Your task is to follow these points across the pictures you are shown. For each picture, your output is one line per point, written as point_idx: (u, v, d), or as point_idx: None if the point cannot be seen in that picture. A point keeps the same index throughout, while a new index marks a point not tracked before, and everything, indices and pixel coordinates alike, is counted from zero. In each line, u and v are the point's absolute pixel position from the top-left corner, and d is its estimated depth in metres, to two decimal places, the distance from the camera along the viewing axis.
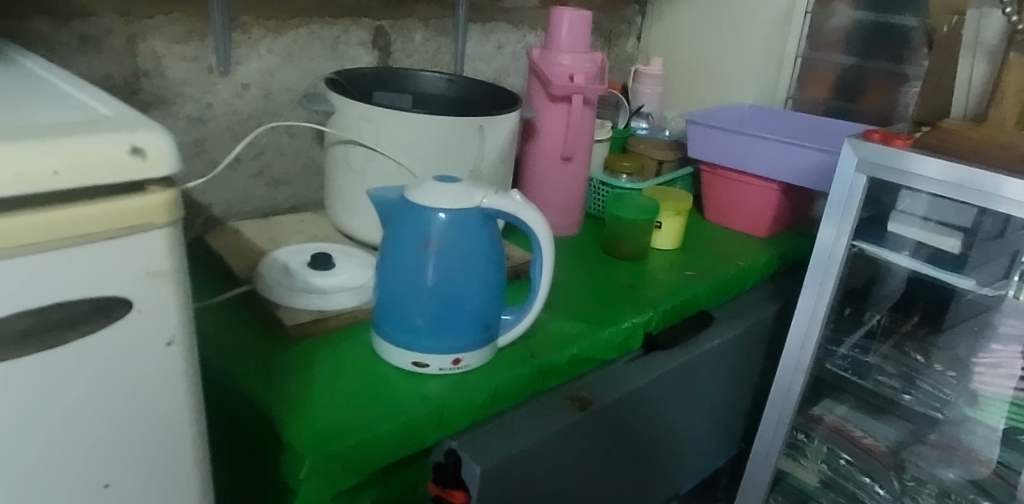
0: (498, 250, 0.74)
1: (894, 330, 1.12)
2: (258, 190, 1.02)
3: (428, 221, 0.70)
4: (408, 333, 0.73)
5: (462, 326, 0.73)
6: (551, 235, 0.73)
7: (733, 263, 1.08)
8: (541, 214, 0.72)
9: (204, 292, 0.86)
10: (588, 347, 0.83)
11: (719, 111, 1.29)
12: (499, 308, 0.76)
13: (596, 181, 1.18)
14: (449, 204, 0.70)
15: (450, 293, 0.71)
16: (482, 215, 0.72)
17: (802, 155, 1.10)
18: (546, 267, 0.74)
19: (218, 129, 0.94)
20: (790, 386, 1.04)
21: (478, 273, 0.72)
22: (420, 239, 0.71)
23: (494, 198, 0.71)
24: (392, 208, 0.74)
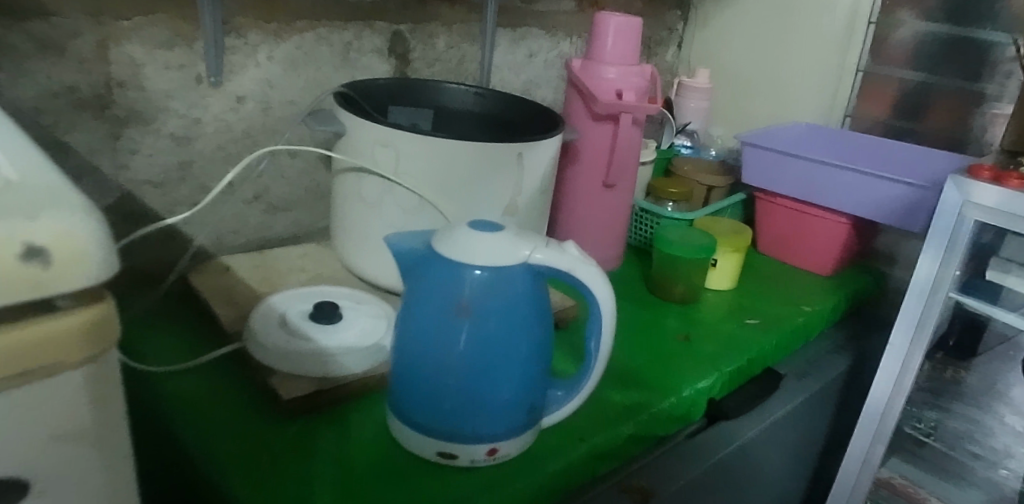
0: (545, 313, 0.60)
1: (953, 380, 1.08)
2: (254, 218, 0.88)
3: (461, 280, 0.57)
4: (432, 416, 0.59)
5: (500, 408, 0.59)
6: (611, 297, 0.59)
7: (800, 309, 0.93)
8: (600, 270, 0.58)
9: (186, 345, 0.72)
10: (645, 424, 0.69)
11: (774, 129, 1.15)
12: (543, 383, 0.62)
13: (638, 209, 1.04)
14: (487, 259, 0.56)
15: (485, 368, 0.58)
16: (528, 271, 0.58)
17: (880, 186, 0.95)
18: (604, 334, 0.60)
19: (207, 149, 0.80)
20: (866, 456, 0.92)
21: (521, 344, 0.58)
22: (449, 301, 0.57)
23: (542, 251, 0.57)
24: (415, 259, 0.60)
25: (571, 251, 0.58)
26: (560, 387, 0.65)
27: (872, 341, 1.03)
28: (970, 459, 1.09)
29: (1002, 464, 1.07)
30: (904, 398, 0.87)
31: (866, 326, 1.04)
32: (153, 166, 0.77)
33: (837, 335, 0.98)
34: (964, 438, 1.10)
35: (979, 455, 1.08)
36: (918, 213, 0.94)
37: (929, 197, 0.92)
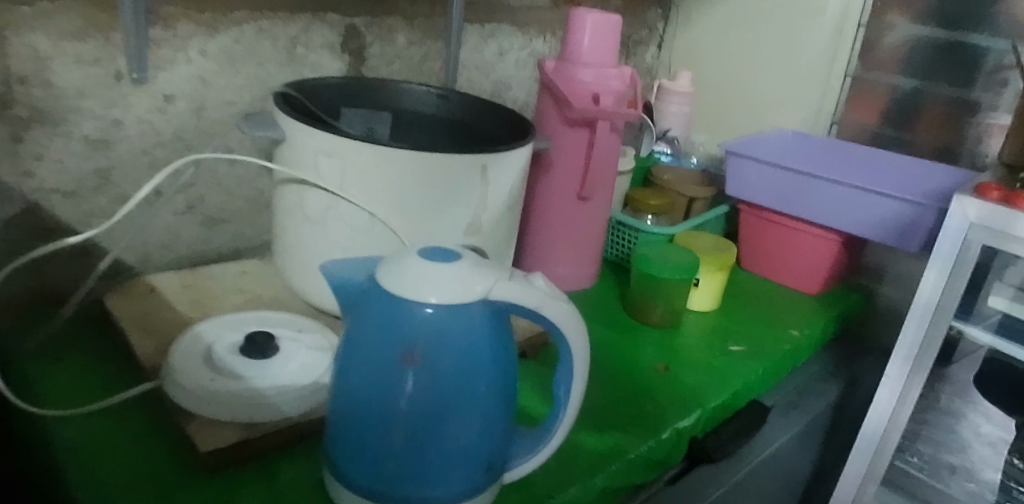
0: (507, 355, 0.52)
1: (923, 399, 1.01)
2: (188, 231, 0.79)
3: (408, 319, 0.49)
4: (374, 475, 0.51)
5: (452, 466, 0.51)
6: (584, 337, 0.51)
7: (788, 333, 0.86)
8: (573, 308, 0.50)
9: (96, 380, 0.63)
10: (620, 472, 0.61)
11: (760, 137, 1.07)
12: (505, 435, 0.54)
13: (614, 222, 0.96)
14: (440, 294, 0.48)
15: (434, 422, 0.50)
16: (487, 309, 0.50)
17: (875, 202, 0.88)
18: (575, 381, 0.52)
19: (129, 154, 0.71)
20: (856, 494, 0.85)
21: (480, 393, 0.51)
22: (393, 345, 0.49)
23: (504, 286, 0.49)
24: (358, 294, 0.51)
25: (538, 286, 0.50)
26: (526, 435, 0.57)
27: (861, 366, 0.96)
28: (948, 474, 1.05)
29: (981, 474, 1.03)
30: (898, 432, 0.81)
31: (855, 350, 0.97)
32: (64, 173, 0.68)
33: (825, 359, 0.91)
34: (943, 455, 1.05)
35: (957, 468, 1.05)
36: (915, 232, 0.87)
37: (928, 215, 0.85)
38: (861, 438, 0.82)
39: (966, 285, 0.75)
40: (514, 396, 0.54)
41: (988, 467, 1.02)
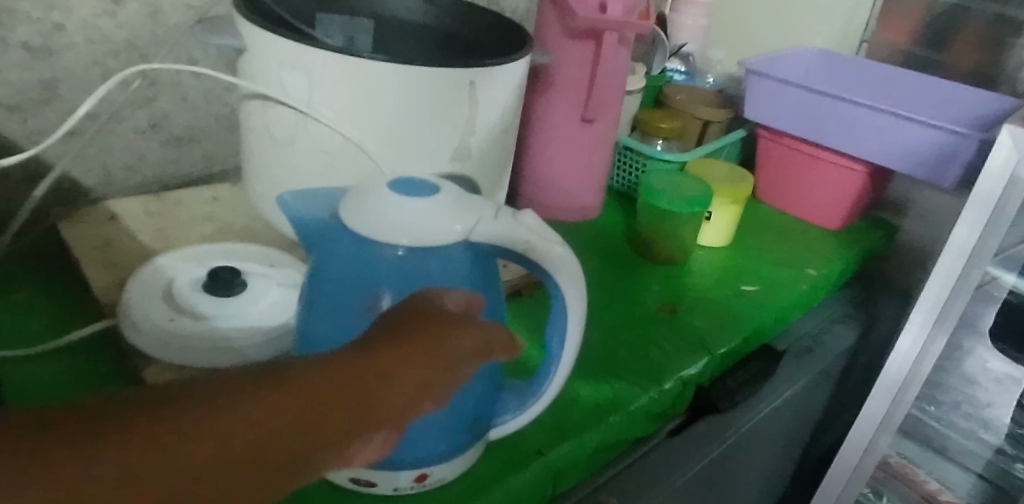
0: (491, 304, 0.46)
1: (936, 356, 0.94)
2: (151, 151, 0.72)
3: (377, 263, 0.43)
4: None
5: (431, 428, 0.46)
6: (582, 285, 0.44)
7: (804, 272, 0.80)
8: (567, 250, 0.43)
9: (48, 316, 0.57)
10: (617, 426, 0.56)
11: (784, 55, 0.98)
12: (491, 391, 0.48)
13: (621, 147, 0.88)
14: (412, 236, 0.42)
15: None
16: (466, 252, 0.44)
17: (908, 130, 0.80)
18: (570, 333, 0.45)
19: (76, 64, 0.63)
20: (868, 445, 0.80)
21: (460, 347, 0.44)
22: (362, 291, 0.43)
23: (487, 226, 0.43)
24: (324, 233, 0.45)
25: (526, 226, 0.43)
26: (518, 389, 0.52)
27: (881, 307, 0.90)
28: (952, 410, 0.99)
29: (985, 411, 0.98)
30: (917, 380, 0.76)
31: (875, 289, 0.91)
32: (2, 85, 0.60)
33: (842, 300, 0.85)
34: (948, 391, 0.98)
35: (961, 404, 0.98)
36: (950, 165, 0.79)
37: (966, 145, 0.77)
38: (879, 385, 0.77)
39: (1008, 225, 0.68)
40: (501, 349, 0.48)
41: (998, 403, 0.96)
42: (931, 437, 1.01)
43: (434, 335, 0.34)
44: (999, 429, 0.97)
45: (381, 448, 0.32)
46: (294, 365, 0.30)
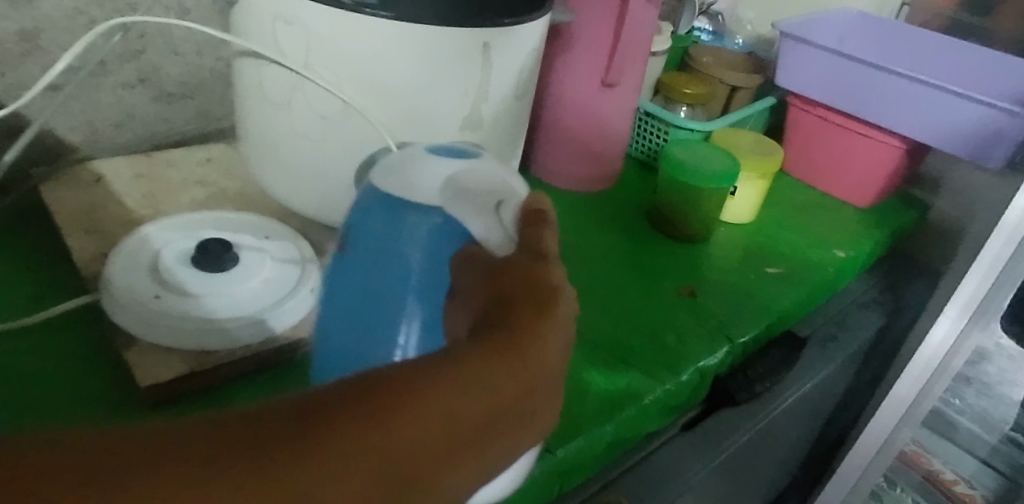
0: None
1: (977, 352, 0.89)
2: (141, 107, 0.67)
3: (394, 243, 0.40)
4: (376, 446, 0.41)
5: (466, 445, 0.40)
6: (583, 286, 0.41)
7: (832, 253, 0.75)
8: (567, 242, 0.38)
9: (29, 288, 0.54)
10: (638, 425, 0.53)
11: (819, 18, 0.91)
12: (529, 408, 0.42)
13: (643, 112, 0.83)
14: (393, 190, 0.40)
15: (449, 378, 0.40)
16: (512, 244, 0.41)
17: (953, 105, 0.75)
18: None
19: (57, 11, 0.59)
20: (888, 436, 0.78)
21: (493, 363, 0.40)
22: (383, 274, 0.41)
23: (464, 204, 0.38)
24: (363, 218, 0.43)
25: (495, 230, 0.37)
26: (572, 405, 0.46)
27: (908, 289, 0.86)
28: (964, 387, 0.94)
29: (998, 389, 0.92)
30: (944, 371, 0.73)
31: (903, 270, 0.87)
32: None
33: (870, 284, 0.81)
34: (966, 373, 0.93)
35: (972, 380, 0.93)
36: (998, 143, 0.74)
37: (1016, 125, 0.72)
38: (904, 374, 0.74)
39: None
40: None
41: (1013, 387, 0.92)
42: (944, 418, 0.98)
43: (550, 287, 0.34)
44: (1008, 406, 0.93)
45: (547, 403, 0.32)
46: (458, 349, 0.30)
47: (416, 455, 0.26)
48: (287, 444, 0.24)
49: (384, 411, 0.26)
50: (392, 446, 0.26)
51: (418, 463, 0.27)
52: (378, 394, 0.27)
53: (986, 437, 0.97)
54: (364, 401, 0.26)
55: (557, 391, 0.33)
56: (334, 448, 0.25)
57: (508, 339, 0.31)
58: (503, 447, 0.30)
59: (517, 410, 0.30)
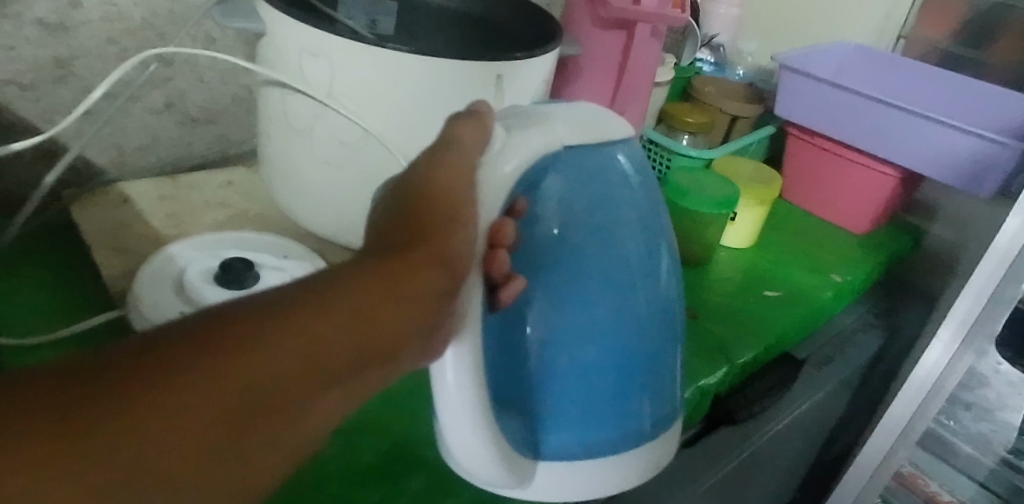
0: (575, 297, 0.44)
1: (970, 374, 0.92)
2: (167, 132, 0.70)
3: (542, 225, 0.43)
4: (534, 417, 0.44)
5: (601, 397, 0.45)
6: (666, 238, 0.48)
7: (829, 278, 0.78)
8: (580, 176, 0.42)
9: (58, 303, 0.56)
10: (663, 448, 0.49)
11: (817, 50, 0.94)
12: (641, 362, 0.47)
13: (646, 141, 0.85)
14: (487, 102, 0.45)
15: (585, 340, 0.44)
16: (561, 196, 0.43)
17: (945, 136, 0.78)
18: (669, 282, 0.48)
19: (93, 41, 0.62)
20: (885, 456, 0.79)
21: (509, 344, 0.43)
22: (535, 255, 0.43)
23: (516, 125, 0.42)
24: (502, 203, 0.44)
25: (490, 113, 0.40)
26: (623, 423, 0.46)
27: (904, 313, 0.88)
28: (962, 411, 0.96)
29: (996, 414, 0.95)
30: (939, 393, 0.75)
31: (898, 294, 0.89)
32: (18, 61, 0.59)
33: (864, 307, 0.83)
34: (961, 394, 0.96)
35: (972, 406, 0.95)
36: (989, 174, 0.77)
37: (1008, 155, 0.75)
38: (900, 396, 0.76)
39: None
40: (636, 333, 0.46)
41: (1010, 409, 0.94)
42: (941, 440, 0.99)
43: (435, 221, 0.33)
44: (1007, 430, 0.96)
45: (431, 332, 0.32)
46: (329, 273, 0.29)
47: (278, 377, 0.25)
48: (140, 378, 0.22)
49: (249, 340, 0.24)
50: (260, 376, 0.24)
51: (290, 391, 0.25)
52: (243, 322, 0.25)
53: (984, 460, 0.99)
54: (229, 329, 0.24)
55: (428, 323, 0.31)
56: (195, 377, 0.23)
57: (388, 267, 0.30)
58: (387, 371, 0.29)
59: (398, 337, 0.29)
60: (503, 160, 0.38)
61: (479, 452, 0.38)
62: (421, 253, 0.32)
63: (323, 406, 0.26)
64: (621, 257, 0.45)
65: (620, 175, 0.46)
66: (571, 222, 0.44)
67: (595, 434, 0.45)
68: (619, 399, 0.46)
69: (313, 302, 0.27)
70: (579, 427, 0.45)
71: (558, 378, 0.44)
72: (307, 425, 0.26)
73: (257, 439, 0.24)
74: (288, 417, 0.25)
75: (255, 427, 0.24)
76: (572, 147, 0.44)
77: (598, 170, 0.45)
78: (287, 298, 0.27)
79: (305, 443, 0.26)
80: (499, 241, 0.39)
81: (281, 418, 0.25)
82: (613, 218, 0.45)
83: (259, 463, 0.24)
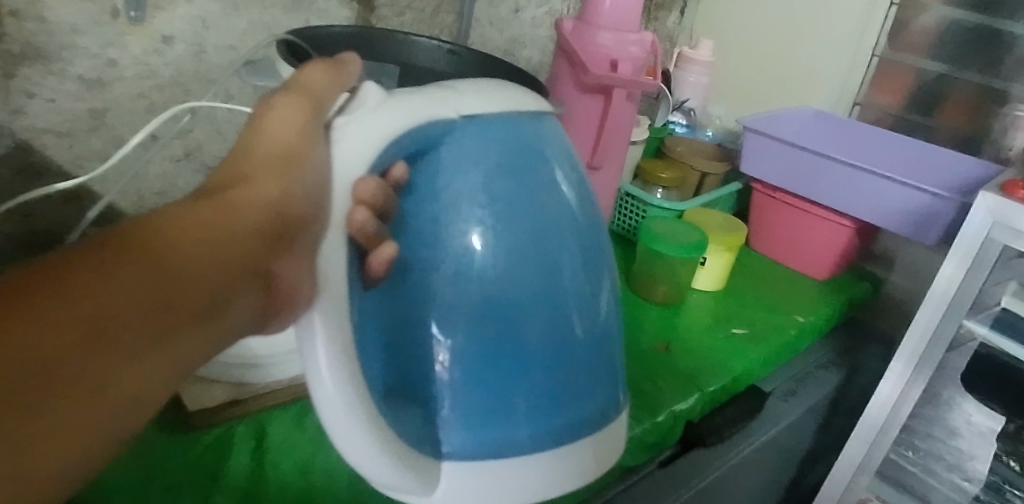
0: (470, 274, 0.46)
1: (926, 405, 0.97)
2: (184, 178, 0.76)
3: (450, 226, 0.46)
4: (463, 422, 0.46)
5: (520, 393, 0.47)
6: (580, 229, 0.50)
7: (791, 318, 0.84)
8: (463, 150, 0.46)
9: None
10: (598, 453, 0.50)
11: (778, 114, 1.04)
12: (562, 358, 0.49)
13: (623, 193, 0.93)
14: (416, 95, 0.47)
15: (500, 331, 0.47)
16: (458, 167, 0.46)
17: (892, 189, 0.86)
18: (585, 278, 0.50)
19: (125, 95, 0.69)
20: (848, 485, 0.86)
21: (398, 323, 0.45)
22: (445, 252, 0.46)
23: (407, 96, 0.43)
24: (425, 216, 0.47)
25: (355, 86, 0.43)
26: (527, 414, 0.47)
27: (863, 354, 0.95)
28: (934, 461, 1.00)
29: (967, 464, 0.99)
30: (899, 424, 0.83)
31: (857, 337, 0.96)
32: (56, 112, 0.65)
33: (825, 348, 0.90)
34: (929, 442, 1.00)
35: (944, 457, 1.00)
36: (933, 224, 0.85)
37: (947, 206, 0.83)
38: (863, 416, 0.85)
39: (986, 274, 0.75)
40: (550, 330, 0.48)
41: (978, 456, 0.98)
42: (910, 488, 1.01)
43: (250, 193, 0.39)
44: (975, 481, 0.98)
45: (252, 287, 0.37)
46: (117, 231, 0.32)
47: (93, 316, 0.28)
48: None
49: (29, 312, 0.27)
50: (71, 331, 0.27)
51: (94, 337, 0.28)
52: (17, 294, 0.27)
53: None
54: (25, 287, 0.27)
55: (247, 270, 0.36)
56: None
57: (176, 227, 0.33)
58: (209, 317, 0.34)
59: (198, 289, 0.33)
60: (375, 119, 0.40)
61: (361, 441, 0.38)
62: (208, 211, 0.35)
63: (147, 345, 0.30)
64: (526, 240, 0.47)
65: (535, 167, 0.49)
66: (469, 195, 0.46)
67: (516, 431, 0.47)
68: (519, 385, 0.47)
69: (111, 254, 0.30)
70: (491, 424, 0.46)
71: (467, 367, 0.46)
72: (133, 369, 0.30)
73: (85, 372, 0.27)
74: (99, 373, 0.28)
75: (84, 362, 0.27)
76: (471, 119, 0.47)
77: (506, 145, 0.48)
78: (60, 264, 0.29)
79: (127, 391, 0.29)
80: (362, 200, 0.40)
81: (106, 350, 0.28)
82: (531, 212, 0.48)
83: (86, 403, 0.28)
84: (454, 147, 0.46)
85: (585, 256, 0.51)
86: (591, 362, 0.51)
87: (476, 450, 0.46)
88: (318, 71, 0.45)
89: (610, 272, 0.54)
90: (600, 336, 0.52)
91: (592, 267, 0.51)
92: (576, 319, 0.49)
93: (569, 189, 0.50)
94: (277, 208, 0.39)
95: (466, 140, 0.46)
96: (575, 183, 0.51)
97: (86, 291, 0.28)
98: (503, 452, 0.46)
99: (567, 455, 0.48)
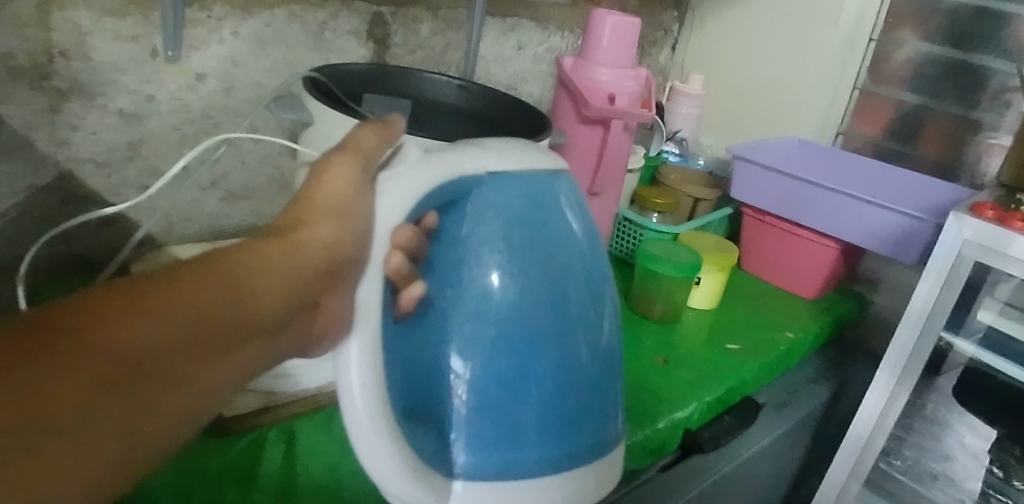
0: (488, 312, 0.51)
1: (913, 418, 1.02)
2: (210, 206, 0.81)
3: (473, 269, 0.51)
4: (478, 447, 0.51)
5: (529, 423, 0.52)
6: (588, 273, 0.55)
7: (781, 334, 0.89)
8: (486, 200, 0.51)
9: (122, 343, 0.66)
10: (598, 479, 0.55)
11: (764, 143, 1.10)
12: (569, 391, 0.53)
13: (621, 218, 0.99)
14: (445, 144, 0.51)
15: (515, 365, 0.51)
16: (481, 215, 0.51)
17: (874, 213, 0.91)
18: (592, 318, 0.55)
19: (160, 127, 0.74)
20: (841, 492, 0.90)
21: (422, 352, 0.50)
22: (467, 292, 0.50)
23: (439, 153, 0.47)
24: (449, 259, 0.51)
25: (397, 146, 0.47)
26: (536, 440, 0.52)
27: (851, 369, 1.00)
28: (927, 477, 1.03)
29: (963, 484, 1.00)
30: (886, 433, 0.88)
31: (844, 354, 1.01)
32: (98, 144, 0.71)
33: (815, 364, 0.95)
34: (921, 457, 1.03)
35: (939, 474, 1.02)
36: (911, 246, 0.90)
37: (924, 228, 0.88)
38: (856, 418, 0.88)
39: (959, 288, 0.81)
40: (559, 365, 0.53)
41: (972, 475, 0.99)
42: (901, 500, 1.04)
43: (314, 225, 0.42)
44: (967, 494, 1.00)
45: (307, 313, 0.41)
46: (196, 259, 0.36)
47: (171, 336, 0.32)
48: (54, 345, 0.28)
49: (115, 331, 0.30)
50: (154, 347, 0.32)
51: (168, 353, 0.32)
52: (100, 311, 0.31)
53: None
54: (124, 301, 0.32)
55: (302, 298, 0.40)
56: (69, 364, 0.28)
57: (246, 258, 0.38)
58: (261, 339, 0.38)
59: (250, 317, 0.37)
60: (412, 175, 0.44)
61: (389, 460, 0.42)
62: (269, 247, 0.39)
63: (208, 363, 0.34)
64: (541, 282, 0.52)
65: (550, 215, 0.53)
66: (491, 242, 0.51)
67: (524, 457, 0.51)
68: (529, 415, 0.52)
69: (191, 279, 0.35)
70: (502, 450, 0.51)
71: (483, 396, 0.51)
72: (196, 385, 0.34)
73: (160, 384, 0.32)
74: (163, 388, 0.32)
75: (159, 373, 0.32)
76: (494, 174, 0.51)
77: (525, 198, 0.52)
78: (144, 286, 0.33)
79: (184, 408, 0.33)
80: (399, 245, 0.45)
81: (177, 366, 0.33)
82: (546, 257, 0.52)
83: (158, 410, 0.32)
84: (479, 197, 0.50)
85: (593, 297, 0.55)
86: (595, 395, 0.55)
87: (487, 474, 0.50)
88: (367, 129, 0.48)
89: (615, 308, 0.58)
90: (604, 371, 0.56)
91: (598, 308, 0.56)
92: (582, 355, 0.54)
93: (579, 232, 0.55)
94: (328, 248, 0.41)
95: (490, 192, 0.51)
96: (585, 229, 0.56)
97: (168, 312, 0.33)
98: (512, 476, 0.51)
99: (569, 480, 0.53)
